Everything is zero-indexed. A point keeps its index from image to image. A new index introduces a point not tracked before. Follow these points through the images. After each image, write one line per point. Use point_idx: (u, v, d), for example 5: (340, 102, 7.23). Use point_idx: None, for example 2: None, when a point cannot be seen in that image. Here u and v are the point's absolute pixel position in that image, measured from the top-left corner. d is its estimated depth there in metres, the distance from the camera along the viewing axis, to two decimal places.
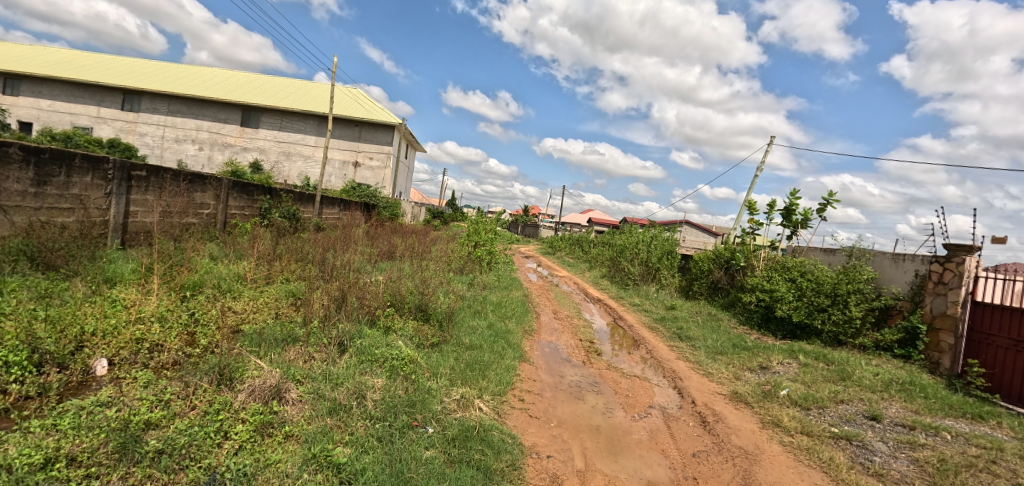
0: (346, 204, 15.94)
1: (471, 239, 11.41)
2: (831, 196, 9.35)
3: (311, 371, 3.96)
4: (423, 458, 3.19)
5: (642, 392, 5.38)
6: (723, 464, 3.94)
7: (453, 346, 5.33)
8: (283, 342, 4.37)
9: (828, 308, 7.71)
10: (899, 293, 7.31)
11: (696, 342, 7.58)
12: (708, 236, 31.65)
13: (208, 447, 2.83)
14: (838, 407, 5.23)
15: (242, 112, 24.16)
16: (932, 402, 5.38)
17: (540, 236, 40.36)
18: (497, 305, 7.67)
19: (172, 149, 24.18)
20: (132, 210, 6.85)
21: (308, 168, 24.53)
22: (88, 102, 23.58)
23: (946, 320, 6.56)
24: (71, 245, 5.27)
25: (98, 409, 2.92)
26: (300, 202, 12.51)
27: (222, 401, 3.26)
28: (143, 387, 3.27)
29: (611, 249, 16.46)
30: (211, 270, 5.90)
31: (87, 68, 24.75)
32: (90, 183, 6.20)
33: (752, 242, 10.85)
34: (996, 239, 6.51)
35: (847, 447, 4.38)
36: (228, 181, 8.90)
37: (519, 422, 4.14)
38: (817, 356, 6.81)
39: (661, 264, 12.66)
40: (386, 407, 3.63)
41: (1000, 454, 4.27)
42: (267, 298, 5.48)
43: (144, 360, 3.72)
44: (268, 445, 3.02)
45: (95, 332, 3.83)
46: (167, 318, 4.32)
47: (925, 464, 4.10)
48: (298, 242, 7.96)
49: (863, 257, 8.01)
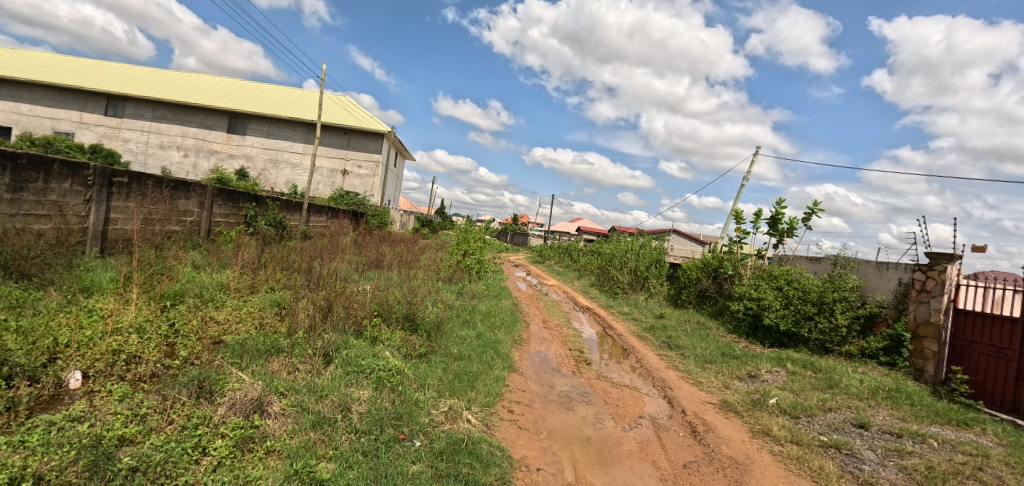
0: (333, 211, 15.81)
1: (460, 248, 11.37)
2: (816, 205, 9.45)
3: (295, 384, 3.85)
4: (409, 473, 3.11)
5: (632, 402, 5.34)
6: (714, 475, 3.91)
7: (441, 356, 5.25)
8: (267, 353, 4.26)
9: (814, 315, 7.80)
10: (884, 301, 7.37)
11: (686, 350, 7.59)
12: (692, 243, 33.03)
13: (186, 464, 2.72)
14: (827, 415, 5.24)
15: (229, 119, 23.92)
16: (918, 409, 5.42)
17: (528, 244, 40.57)
18: (486, 314, 7.60)
19: (156, 155, 23.84)
20: (113, 217, 6.67)
21: (296, 175, 24.26)
22: (70, 107, 23.14)
23: (929, 328, 6.61)
24: (47, 253, 5.14)
25: (70, 424, 2.80)
26: (287, 210, 12.33)
27: (201, 415, 3.14)
28: (118, 401, 3.15)
29: (599, 258, 16.56)
30: (194, 279, 5.74)
31: (71, 73, 24.35)
32: (68, 190, 6.03)
33: (739, 250, 10.93)
34: (976, 248, 6.64)
35: (836, 456, 4.38)
36: (212, 188, 8.72)
37: (508, 434, 4.07)
38: (805, 364, 6.84)
39: (650, 273, 12.73)
40: (372, 420, 3.56)
41: (986, 461, 4.30)
42: (250, 308, 5.34)
43: (120, 372, 3.57)
44: (248, 461, 2.92)
45: (69, 344, 3.71)
46: (146, 329, 4.19)
47: (914, 472, 4.11)
48: (284, 251, 7.86)
49: (849, 265, 8.10)
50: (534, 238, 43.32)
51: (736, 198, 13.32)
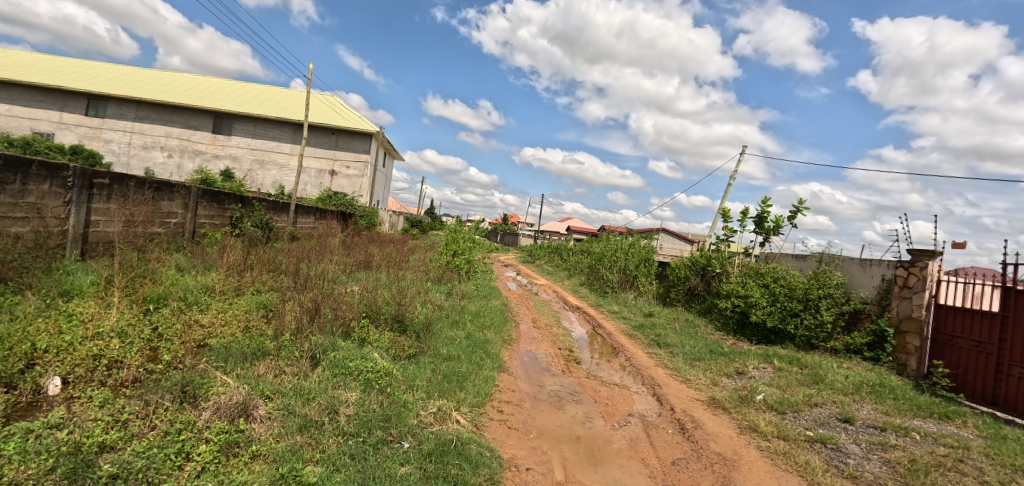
0: (321, 212, 15.65)
1: (450, 248, 11.33)
2: (801, 204, 9.66)
3: (281, 387, 3.82)
4: (397, 475, 3.08)
5: (621, 400, 5.37)
6: (702, 471, 3.95)
7: (430, 357, 5.22)
8: (252, 357, 4.21)
9: (800, 312, 7.90)
10: (867, 297, 7.51)
11: (675, 348, 7.64)
12: (683, 243, 33.63)
13: (167, 471, 2.68)
14: (813, 410, 5.31)
15: (214, 119, 23.56)
16: (901, 403, 5.52)
17: (518, 245, 40.90)
18: (476, 315, 7.57)
19: (139, 156, 23.45)
20: (93, 219, 6.55)
21: (283, 176, 23.95)
22: (50, 106, 22.64)
23: (912, 323, 6.76)
24: (24, 257, 5.01)
25: (48, 432, 2.74)
26: (274, 211, 12.15)
27: (184, 420, 3.09)
28: (98, 407, 3.08)
29: (589, 257, 16.68)
30: (177, 281, 5.63)
31: (50, 72, 23.82)
32: (47, 191, 5.88)
33: (726, 248, 11.07)
34: (956, 245, 6.77)
35: (821, 450, 4.44)
36: (197, 189, 8.58)
37: (497, 435, 4.07)
38: (791, 360, 6.92)
39: (639, 271, 12.81)
40: (359, 422, 3.53)
41: (966, 453, 4.39)
42: (236, 310, 5.27)
43: (101, 378, 3.51)
44: (232, 466, 2.87)
45: (48, 349, 3.62)
46: (128, 333, 4.12)
47: (897, 464, 4.18)
48: (271, 252, 7.75)
49: (833, 262, 8.22)
50: (525, 238, 43.33)
51: (723, 196, 13.48)
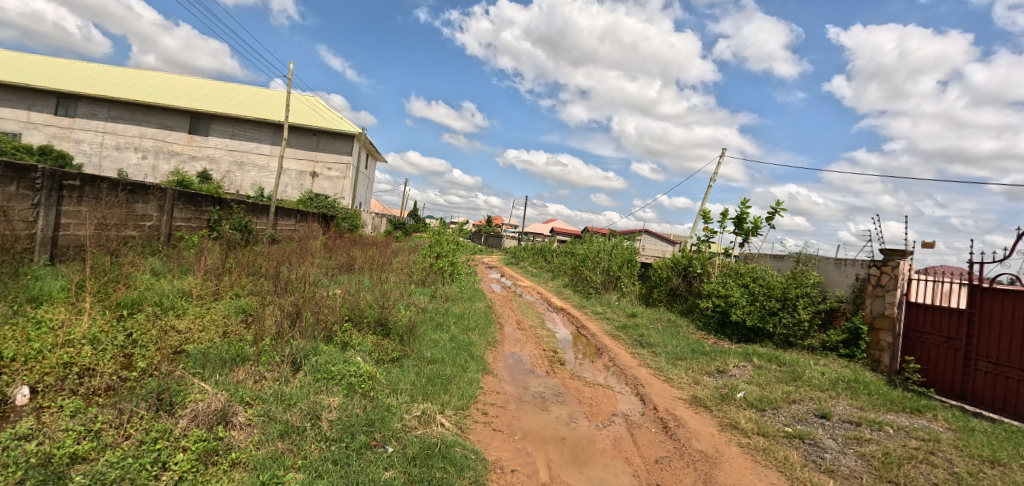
0: (302, 215, 15.41)
1: (434, 250, 11.26)
2: (779, 205, 9.86)
3: (262, 393, 3.75)
4: (381, 479, 3.05)
5: (606, 400, 5.41)
6: (685, 469, 4.00)
7: (414, 360, 5.19)
8: (231, 362, 4.13)
9: (779, 311, 8.08)
10: (842, 296, 7.70)
11: (657, 348, 7.74)
12: (665, 243, 34.06)
13: (143, 480, 2.61)
14: (791, 407, 5.44)
15: (190, 119, 23.02)
16: (875, 398, 5.68)
17: (502, 247, 40.90)
18: (460, 317, 7.55)
19: (112, 157, 22.80)
20: (63, 222, 6.35)
21: (262, 177, 23.53)
22: (17, 105, 21.90)
23: (884, 320, 6.96)
24: None
25: (15, 444, 2.64)
26: (253, 213, 11.93)
27: (160, 429, 3.01)
28: (69, 417, 2.99)
29: (572, 259, 16.76)
30: (153, 286, 5.49)
31: (18, 69, 23.05)
32: (14, 193, 5.68)
33: (707, 249, 11.24)
34: (926, 245, 7.00)
35: (799, 445, 4.55)
36: (173, 191, 8.39)
37: (482, 437, 4.06)
38: (770, 358, 7.08)
39: (622, 272, 12.93)
40: (342, 427, 3.48)
41: (936, 445, 4.55)
42: (214, 315, 5.16)
43: (72, 386, 3.40)
44: (211, 475, 2.82)
45: (15, 358, 3.50)
46: (101, 340, 4.00)
47: (872, 458, 4.30)
48: (250, 255, 7.61)
49: (810, 262, 8.42)
50: (509, 240, 43.31)
51: (703, 198, 13.70)
